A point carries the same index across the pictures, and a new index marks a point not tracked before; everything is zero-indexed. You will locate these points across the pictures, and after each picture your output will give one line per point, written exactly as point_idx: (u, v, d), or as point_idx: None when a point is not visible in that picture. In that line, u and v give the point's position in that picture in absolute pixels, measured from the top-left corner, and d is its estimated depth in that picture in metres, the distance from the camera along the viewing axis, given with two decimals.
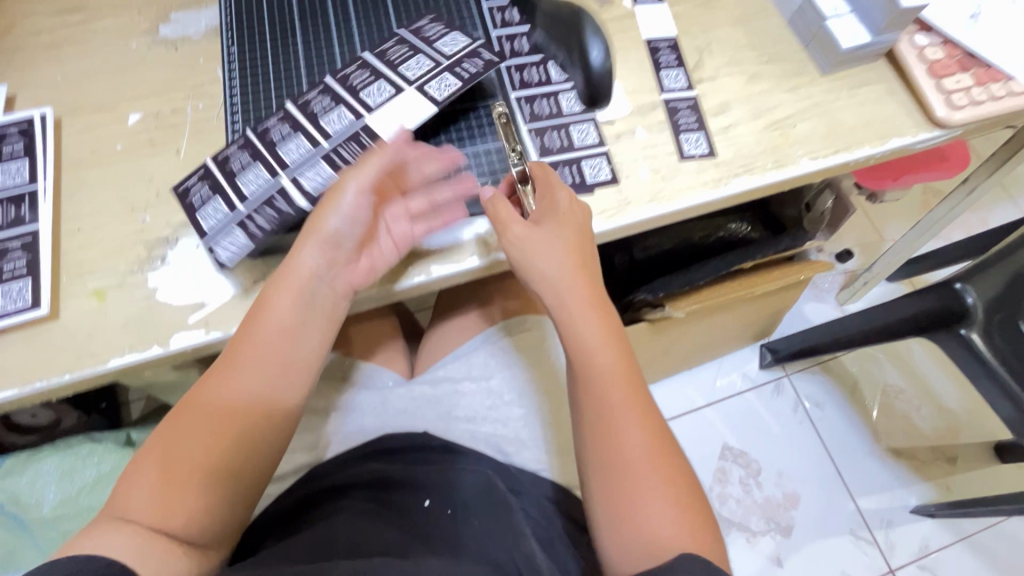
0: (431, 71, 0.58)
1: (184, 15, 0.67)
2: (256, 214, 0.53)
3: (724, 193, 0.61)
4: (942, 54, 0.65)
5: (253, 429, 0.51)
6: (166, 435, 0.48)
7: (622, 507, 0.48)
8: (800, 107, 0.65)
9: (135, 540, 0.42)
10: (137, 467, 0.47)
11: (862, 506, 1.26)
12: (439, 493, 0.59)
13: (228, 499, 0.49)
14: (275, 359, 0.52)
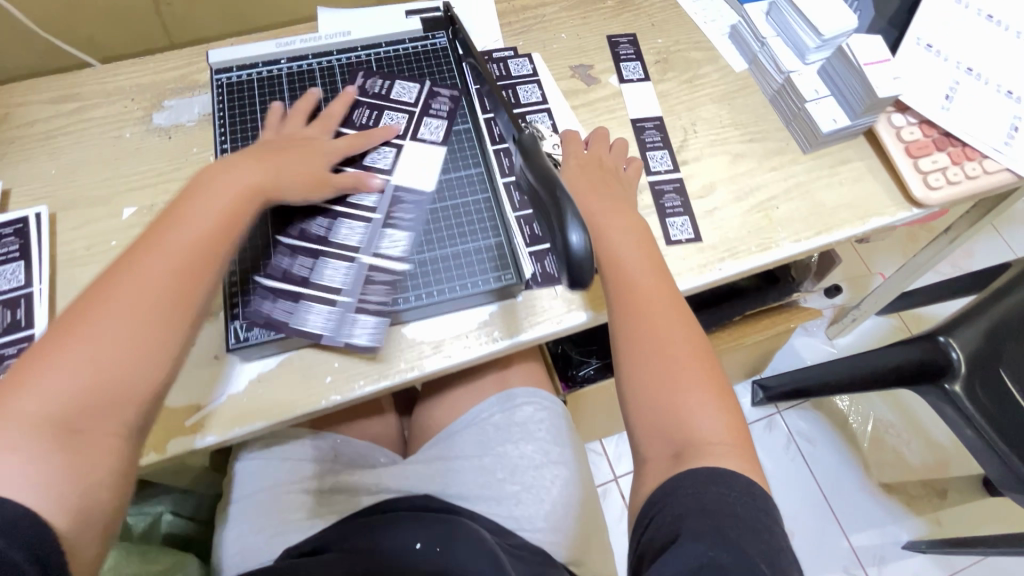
0: (412, 120, 0.64)
1: (178, 102, 0.68)
2: (368, 292, 0.56)
3: (709, 278, 0.62)
4: (919, 134, 0.67)
5: (172, 316, 0.43)
6: (63, 322, 0.41)
7: (656, 401, 0.51)
8: (783, 187, 0.67)
9: (23, 476, 0.36)
10: (23, 365, 0.39)
11: (854, 543, 1.27)
12: (428, 532, 0.59)
13: (133, 426, 0.41)
14: (208, 240, 0.46)
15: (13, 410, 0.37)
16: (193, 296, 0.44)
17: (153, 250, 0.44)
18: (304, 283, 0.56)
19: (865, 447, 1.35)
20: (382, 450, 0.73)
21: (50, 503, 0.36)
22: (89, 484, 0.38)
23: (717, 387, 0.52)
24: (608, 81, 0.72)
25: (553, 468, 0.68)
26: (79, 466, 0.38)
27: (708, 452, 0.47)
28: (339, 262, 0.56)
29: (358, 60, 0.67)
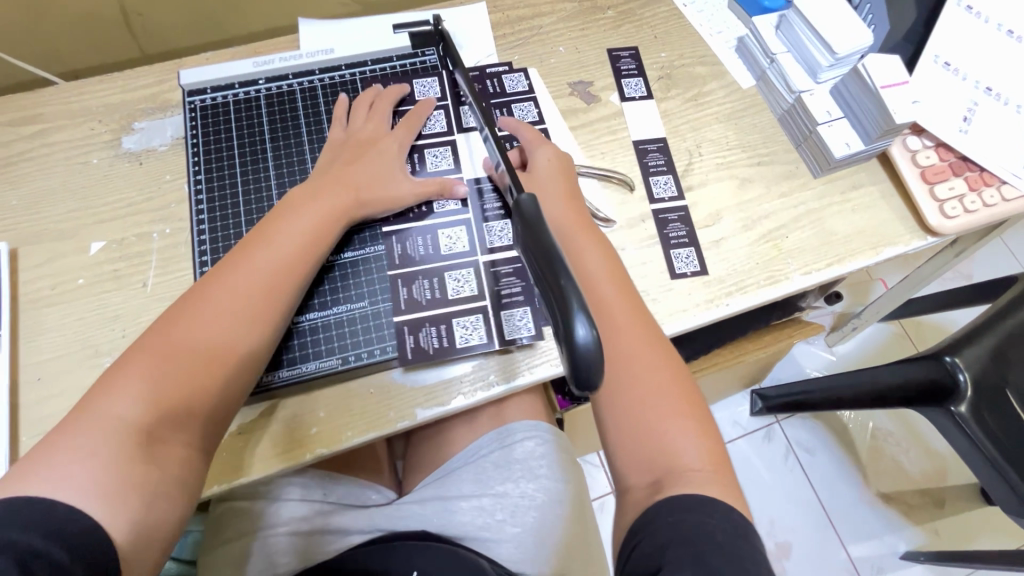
0: (450, 112, 0.64)
1: (149, 123, 0.63)
2: (501, 288, 0.57)
3: (717, 314, 0.59)
4: (935, 158, 0.64)
5: (242, 338, 0.47)
6: (156, 334, 0.46)
7: (636, 427, 0.50)
8: (792, 215, 0.64)
9: (96, 480, 0.39)
10: (119, 370, 0.44)
11: (852, 553, 1.26)
12: (425, 558, 0.57)
13: (201, 442, 0.46)
14: (281, 266, 0.50)
15: (105, 413, 0.42)
16: (264, 322, 0.49)
17: (235, 271, 0.49)
18: (427, 300, 0.56)
19: (863, 457, 1.34)
20: (373, 486, 0.70)
21: (113, 507, 0.39)
22: (155, 498, 0.41)
23: (697, 411, 0.52)
24: (609, 99, 0.68)
25: (554, 506, 0.64)
26: (145, 477, 0.41)
27: (688, 480, 0.47)
28: (451, 270, 0.58)
29: (342, 80, 0.64)
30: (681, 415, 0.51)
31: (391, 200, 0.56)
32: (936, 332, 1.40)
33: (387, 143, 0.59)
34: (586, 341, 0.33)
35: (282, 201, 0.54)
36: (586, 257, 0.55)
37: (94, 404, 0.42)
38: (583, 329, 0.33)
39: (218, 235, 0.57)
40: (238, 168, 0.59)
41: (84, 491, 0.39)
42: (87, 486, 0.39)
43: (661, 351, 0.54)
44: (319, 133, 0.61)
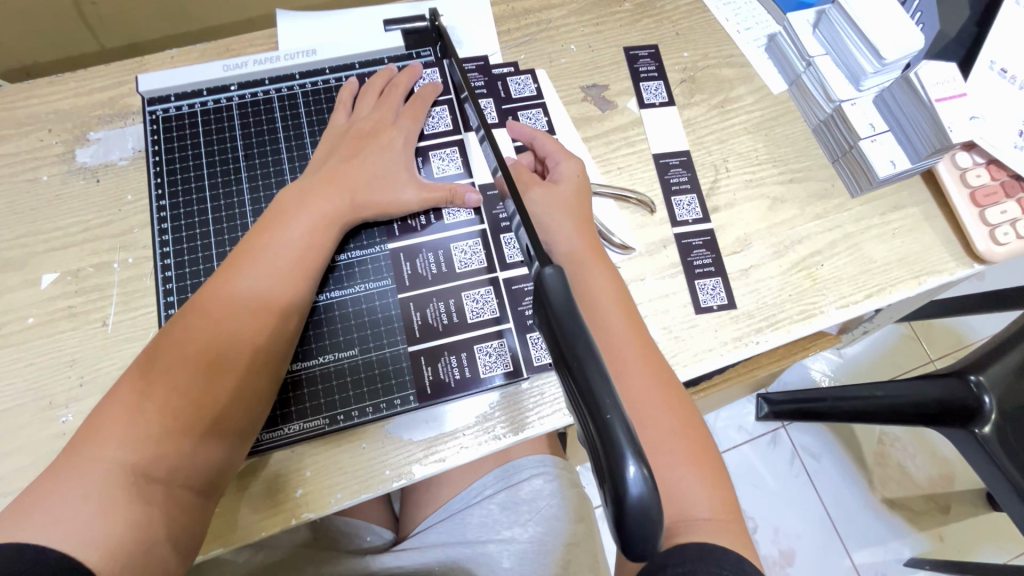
0: (455, 109, 0.56)
1: (106, 134, 0.55)
2: (523, 309, 0.51)
3: (745, 354, 0.53)
4: (986, 177, 0.57)
5: (239, 365, 0.41)
6: (146, 361, 0.40)
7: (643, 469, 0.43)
8: (827, 240, 0.58)
9: (91, 528, 0.34)
10: (109, 404, 0.38)
11: (856, 561, 1.15)
12: None
13: (206, 481, 0.40)
14: (285, 277, 0.44)
15: (98, 453, 0.36)
16: (269, 341, 0.42)
17: (231, 283, 0.42)
18: (445, 325, 0.50)
19: (870, 461, 1.22)
20: (369, 526, 0.65)
21: (111, 557, 0.34)
22: (154, 544, 0.36)
23: (705, 456, 0.45)
24: (626, 105, 0.61)
25: (564, 552, 0.57)
26: (148, 523, 0.36)
27: (700, 534, 0.41)
28: (467, 289, 0.51)
29: (326, 85, 0.56)
30: (693, 456, 0.44)
31: (398, 200, 0.50)
32: (948, 336, 1.33)
33: (390, 136, 0.52)
34: (640, 487, 0.25)
35: (276, 202, 0.47)
36: (587, 273, 0.48)
37: (85, 443, 0.37)
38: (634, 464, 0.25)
39: (186, 269, 0.50)
40: (208, 187, 0.52)
41: (78, 540, 0.33)
42: (81, 535, 0.34)
43: (669, 383, 0.47)
44: (301, 144, 0.54)
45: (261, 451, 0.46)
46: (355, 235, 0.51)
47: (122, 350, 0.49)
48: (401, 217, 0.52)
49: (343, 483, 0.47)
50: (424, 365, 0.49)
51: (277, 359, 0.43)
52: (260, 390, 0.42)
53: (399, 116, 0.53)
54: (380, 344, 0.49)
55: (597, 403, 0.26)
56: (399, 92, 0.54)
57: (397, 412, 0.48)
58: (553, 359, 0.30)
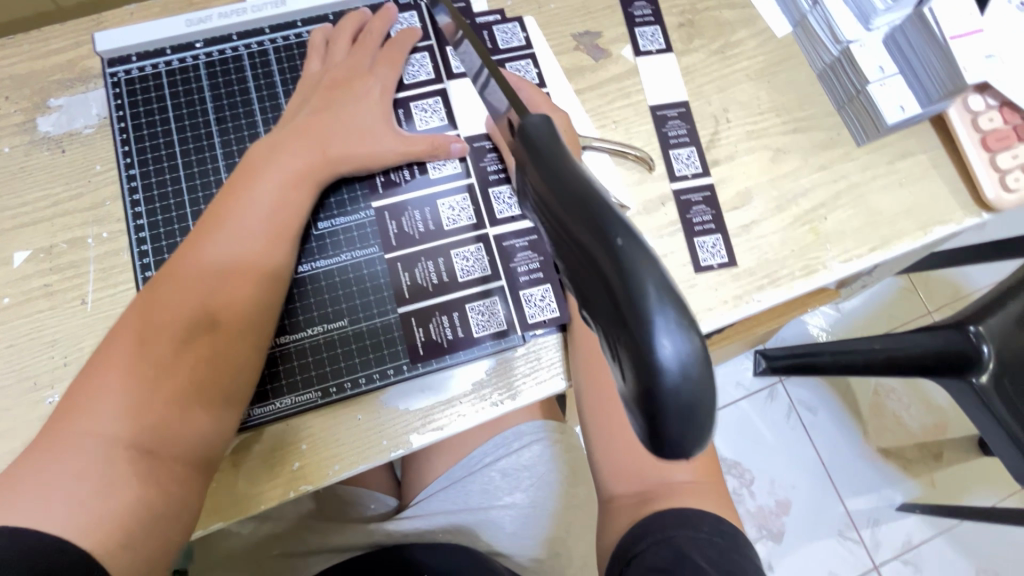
0: (435, 56, 0.53)
1: (69, 100, 0.51)
2: (518, 268, 0.50)
3: (746, 312, 0.52)
4: (999, 121, 0.55)
5: (223, 333, 0.40)
6: (115, 339, 0.38)
7: (622, 435, 0.45)
8: (831, 191, 0.55)
9: (83, 505, 0.33)
10: (83, 384, 0.37)
11: (850, 507, 1.18)
12: (436, 563, 0.55)
13: (201, 451, 0.39)
14: (262, 241, 0.42)
15: (85, 433, 0.35)
16: (252, 304, 0.41)
17: (203, 249, 0.41)
18: (435, 286, 0.49)
19: (865, 413, 1.23)
20: (371, 495, 0.65)
21: (105, 532, 0.33)
22: (154, 520, 0.35)
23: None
24: (620, 53, 0.57)
25: (566, 515, 0.60)
26: (145, 497, 0.35)
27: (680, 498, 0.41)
28: (457, 246, 0.49)
29: (298, 40, 0.52)
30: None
31: (376, 153, 0.47)
32: (947, 286, 1.32)
33: (366, 86, 0.49)
34: (681, 364, 0.19)
35: (242, 161, 0.44)
36: None
37: (70, 424, 0.35)
38: (671, 343, 0.19)
39: (163, 242, 0.48)
40: (179, 153, 0.50)
41: (70, 518, 0.33)
42: (74, 512, 0.33)
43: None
44: (275, 102, 0.51)
45: (252, 426, 0.45)
46: (334, 190, 0.49)
47: (103, 327, 0.47)
48: (383, 171, 0.49)
49: (341, 454, 0.46)
50: (415, 329, 0.48)
51: (263, 323, 0.42)
52: (247, 352, 0.41)
53: (375, 65, 0.50)
54: (369, 314, 0.48)
55: (618, 261, 0.20)
56: (373, 41, 0.51)
57: (392, 381, 0.47)
58: (551, 234, 0.23)
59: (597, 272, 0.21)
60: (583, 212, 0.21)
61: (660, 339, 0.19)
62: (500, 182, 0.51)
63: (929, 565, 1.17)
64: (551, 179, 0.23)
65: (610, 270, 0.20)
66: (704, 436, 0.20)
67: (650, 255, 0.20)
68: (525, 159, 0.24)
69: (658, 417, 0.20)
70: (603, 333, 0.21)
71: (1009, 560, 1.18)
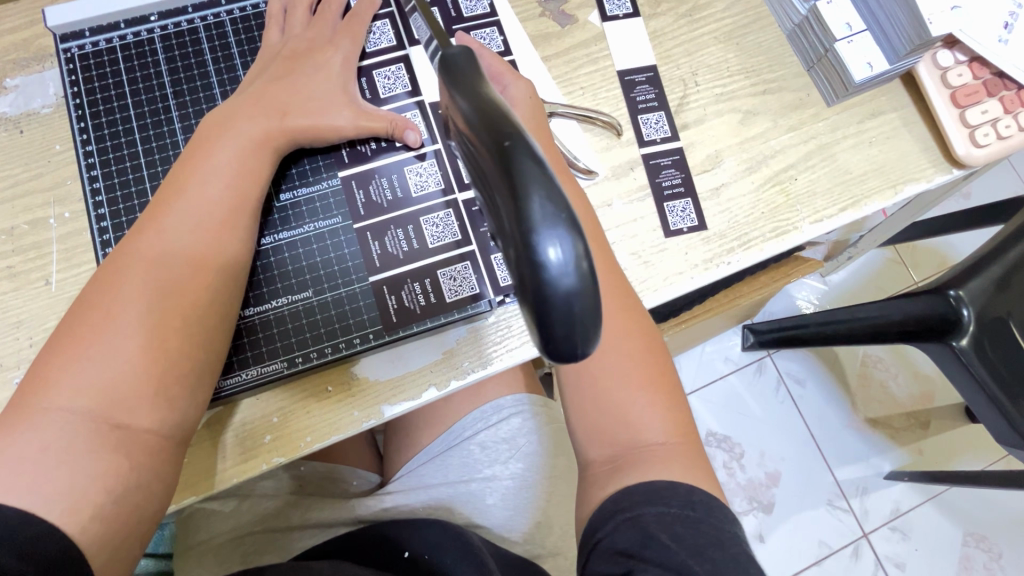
0: (396, 23, 0.52)
1: (25, 79, 0.50)
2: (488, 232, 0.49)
3: (716, 275, 0.52)
4: (968, 76, 0.54)
5: (191, 292, 0.40)
6: (79, 312, 0.38)
7: (594, 399, 0.43)
8: (802, 152, 0.55)
9: (52, 482, 0.34)
10: (49, 357, 0.37)
11: (839, 476, 1.19)
12: (417, 537, 0.54)
13: (177, 428, 0.38)
14: (224, 205, 0.42)
15: (51, 406, 0.35)
16: (220, 266, 0.41)
17: (164, 216, 0.40)
18: (405, 253, 0.48)
19: (852, 384, 1.24)
20: (355, 471, 0.65)
21: (75, 508, 0.34)
22: (125, 492, 0.35)
23: (663, 384, 0.44)
24: (587, 19, 0.56)
25: (547, 485, 0.60)
26: (116, 470, 0.35)
27: (650, 458, 0.41)
28: (426, 214, 0.49)
29: (256, 11, 0.51)
30: (648, 377, 0.44)
31: (339, 119, 0.46)
32: (932, 255, 1.32)
33: (328, 54, 0.48)
34: (563, 267, 0.21)
35: (201, 130, 0.44)
36: None
37: (36, 398, 0.35)
38: (559, 250, 0.21)
39: (122, 218, 0.48)
40: (136, 128, 0.49)
41: (39, 494, 0.33)
42: (43, 488, 0.33)
43: (640, 324, 0.45)
44: (234, 74, 0.50)
45: (223, 399, 0.45)
46: (296, 159, 0.48)
47: (68, 307, 0.47)
48: (348, 142, 0.49)
49: (312, 424, 0.46)
50: (388, 297, 0.47)
51: (233, 282, 0.42)
52: (221, 314, 0.41)
53: (336, 34, 0.49)
54: (334, 284, 0.47)
55: (514, 177, 0.22)
56: (333, 9, 0.50)
57: (361, 351, 0.47)
58: (470, 159, 0.25)
59: (499, 189, 0.23)
60: (486, 131, 0.23)
61: (543, 241, 0.21)
62: None
63: (917, 531, 1.18)
64: (469, 108, 0.25)
65: (500, 177, 0.22)
66: (591, 338, 0.23)
67: (540, 172, 0.22)
68: (452, 91, 0.26)
69: (545, 317, 0.22)
70: (502, 241, 0.24)
71: (996, 523, 1.19)
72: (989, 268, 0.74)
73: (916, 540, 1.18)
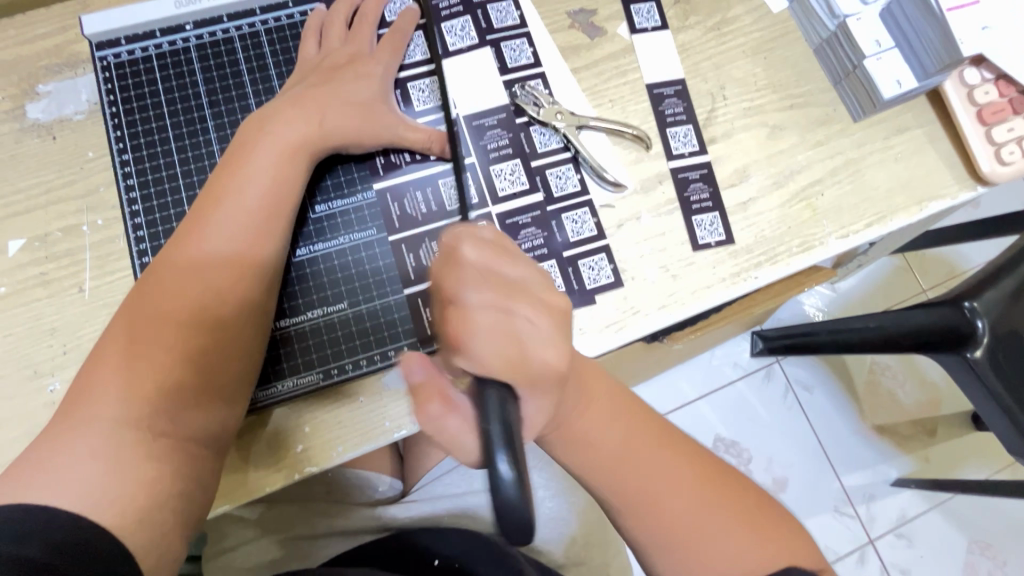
0: (432, 36, 0.53)
1: (58, 85, 0.51)
2: (521, 242, 0.51)
3: (744, 289, 0.53)
4: (994, 94, 0.55)
5: (231, 301, 0.40)
6: (121, 321, 0.38)
7: (679, 549, 0.41)
8: (828, 167, 0.56)
9: (98, 488, 0.34)
10: (92, 367, 0.37)
11: (846, 483, 1.20)
12: (448, 545, 0.55)
13: (215, 437, 0.39)
14: (262, 215, 0.42)
15: (96, 414, 0.35)
16: (258, 276, 0.42)
17: (204, 225, 0.41)
18: None
19: (860, 391, 1.25)
20: (380, 478, 0.64)
21: (123, 512, 0.34)
22: (169, 498, 0.36)
23: (743, 507, 0.42)
24: (616, 31, 0.56)
25: (569, 496, 0.62)
26: (160, 477, 0.36)
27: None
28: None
29: (291, 21, 0.52)
30: (718, 497, 0.42)
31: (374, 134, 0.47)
32: (941, 264, 1.33)
33: (368, 66, 0.49)
34: None
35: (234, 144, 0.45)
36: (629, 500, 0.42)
37: (81, 406, 0.36)
38: None
39: (159, 228, 0.48)
40: (172, 138, 0.49)
41: (88, 499, 0.33)
42: (91, 494, 0.34)
43: (686, 450, 0.44)
44: (268, 83, 0.50)
45: (258, 409, 0.45)
46: (330, 170, 0.49)
47: (102, 315, 0.47)
48: (383, 152, 0.49)
49: (347, 432, 0.46)
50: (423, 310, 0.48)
51: (270, 289, 0.43)
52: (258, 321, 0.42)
53: (375, 49, 0.50)
54: (369, 296, 0.48)
55: None
56: (369, 24, 0.51)
57: (395, 362, 0.47)
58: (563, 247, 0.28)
59: None
60: None
61: None
62: (498, 165, 0.52)
63: (922, 538, 1.19)
64: None
65: None
66: None
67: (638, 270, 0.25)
68: None
69: None
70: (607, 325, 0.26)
71: (1001, 531, 1.20)
72: (1005, 281, 0.75)
73: (921, 547, 1.18)
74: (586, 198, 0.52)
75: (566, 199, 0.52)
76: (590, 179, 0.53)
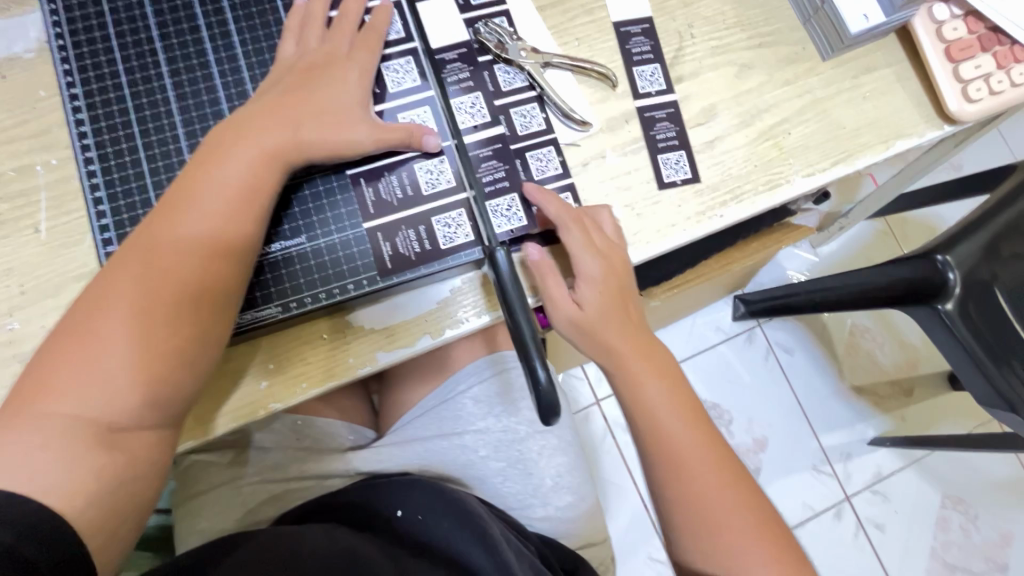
0: None
1: (5, 22, 0.49)
2: (483, 177, 0.50)
3: (709, 228, 0.53)
4: (962, 31, 0.54)
5: (192, 302, 0.40)
6: (82, 309, 0.39)
7: (693, 509, 0.47)
8: (796, 106, 0.55)
9: (52, 475, 0.35)
10: (54, 356, 0.37)
11: (824, 443, 1.22)
12: (408, 497, 0.54)
13: (173, 399, 0.39)
14: (230, 214, 0.41)
15: (52, 407, 0.36)
16: (221, 276, 0.41)
17: (172, 222, 0.40)
18: (400, 200, 0.48)
19: (839, 352, 1.26)
20: (350, 427, 0.65)
21: (74, 498, 0.35)
22: (122, 482, 0.37)
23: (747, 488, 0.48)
24: None
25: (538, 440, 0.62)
26: (113, 464, 0.37)
27: None
28: (419, 159, 0.49)
29: None
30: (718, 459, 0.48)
31: (350, 139, 0.45)
32: (922, 227, 1.34)
33: (345, 67, 0.47)
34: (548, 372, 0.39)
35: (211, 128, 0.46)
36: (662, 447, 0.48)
37: (40, 398, 0.36)
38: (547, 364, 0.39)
39: (111, 162, 0.47)
40: (122, 71, 0.48)
41: (41, 485, 0.35)
42: (43, 480, 0.35)
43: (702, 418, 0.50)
44: (222, 16, 0.49)
45: None
46: None
47: (59, 256, 0.46)
48: None
49: (308, 369, 0.46)
50: (385, 244, 0.47)
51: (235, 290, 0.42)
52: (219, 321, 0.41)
53: (354, 46, 0.48)
54: (327, 231, 0.47)
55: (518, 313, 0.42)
56: (350, 20, 0.48)
57: (354, 298, 0.47)
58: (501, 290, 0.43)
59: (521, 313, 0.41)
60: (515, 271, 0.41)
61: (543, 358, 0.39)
62: (460, 100, 0.51)
63: (898, 494, 1.22)
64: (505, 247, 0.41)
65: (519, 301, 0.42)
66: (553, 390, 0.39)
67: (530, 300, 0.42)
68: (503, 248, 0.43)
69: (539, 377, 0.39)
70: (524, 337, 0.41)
71: (975, 487, 1.23)
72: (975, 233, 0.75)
73: (896, 502, 1.21)
74: (550, 137, 0.52)
75: (529, 137, 0.51)
76: (556, 118, 0.52)
